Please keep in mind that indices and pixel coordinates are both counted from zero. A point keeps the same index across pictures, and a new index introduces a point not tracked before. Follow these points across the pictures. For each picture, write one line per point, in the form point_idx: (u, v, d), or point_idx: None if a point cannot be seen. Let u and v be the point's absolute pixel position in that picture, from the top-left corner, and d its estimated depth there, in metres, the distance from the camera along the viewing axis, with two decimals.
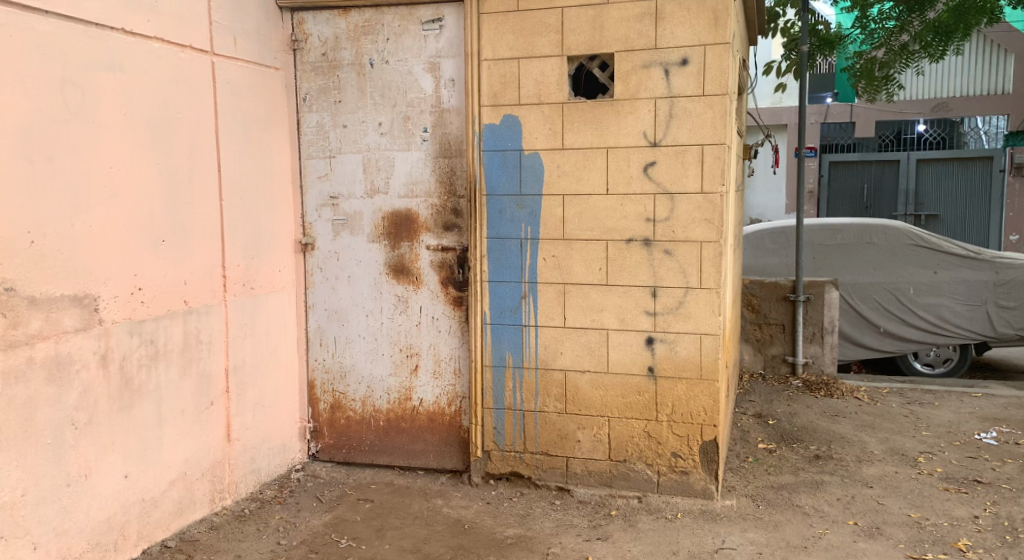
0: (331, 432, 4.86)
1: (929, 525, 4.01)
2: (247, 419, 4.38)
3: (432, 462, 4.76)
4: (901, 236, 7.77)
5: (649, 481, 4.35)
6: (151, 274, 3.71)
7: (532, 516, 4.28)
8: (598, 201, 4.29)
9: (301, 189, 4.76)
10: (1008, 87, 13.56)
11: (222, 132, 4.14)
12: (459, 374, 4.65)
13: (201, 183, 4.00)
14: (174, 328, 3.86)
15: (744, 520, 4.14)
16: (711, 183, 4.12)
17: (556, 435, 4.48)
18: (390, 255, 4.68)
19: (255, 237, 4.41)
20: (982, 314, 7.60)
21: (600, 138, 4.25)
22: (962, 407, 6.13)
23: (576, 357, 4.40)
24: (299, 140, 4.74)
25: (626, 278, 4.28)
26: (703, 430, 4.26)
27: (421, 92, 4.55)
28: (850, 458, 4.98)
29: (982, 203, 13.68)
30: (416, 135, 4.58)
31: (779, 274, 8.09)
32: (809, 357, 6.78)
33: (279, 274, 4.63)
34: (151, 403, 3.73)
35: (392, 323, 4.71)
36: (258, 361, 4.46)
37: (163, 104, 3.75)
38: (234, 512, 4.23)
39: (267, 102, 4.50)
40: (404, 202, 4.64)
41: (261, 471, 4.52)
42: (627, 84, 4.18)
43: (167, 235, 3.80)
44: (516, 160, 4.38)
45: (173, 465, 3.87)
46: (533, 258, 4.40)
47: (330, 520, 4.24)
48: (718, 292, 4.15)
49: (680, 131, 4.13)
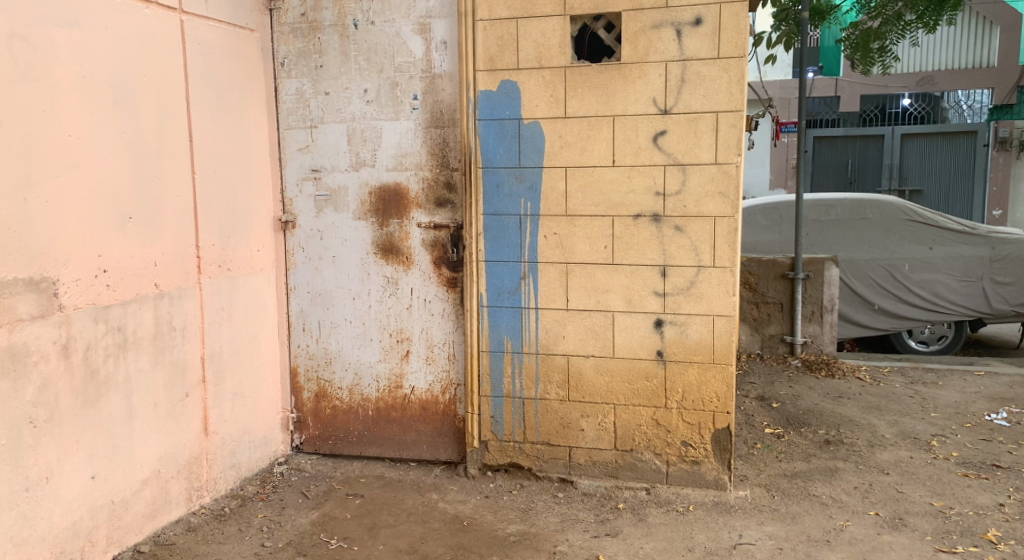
0: (316, 423, 4.55)
1: (955, 515, 3.81)
2: (225, 412, 4.04)
3: (426, 453, 4.47)
4: (897, 212, 7.59)
5: (658, 471, 4.11)
6: (117, 254, 3.35)
7: (534, 511, 4.01)
8: (603, 173, 3.99)
9: (279, 161, 4.40)
10: (993, 60, 13.33)
11: (193, 98, 3.76)
12: (453, 359, 4.35)
13: (171, 155, 3.63)
14: (144, 314, 3.50)
15: (760, 512, 3.91)
16: (726, 154, 3.84)
17: (559, 424, 4.20)
18: (378, 234, 4.35)
19: (231, 213, 4.05)
20: (978, 290, 7.44)
21: (606, 106, 3.94)
22: (967, 386, 5.96)
23: (579, 342, 4.12)
24: (277, 108, 4.37)
25: (633, 257, 4.00)
26: (715, 417, 4.01)
27: (410, 56, 4.20)
28: (862, 442, 4.77)
29: (966, 176, 13.62)
30: (405, 104, 4.24)
31: (773, 251, 7.84)
32: (808, 337, 6.56)
33: (258, 254, 4.28)
34: (119, 396, 3.38)
35: (381, 306, 4.39)
36: (236, 348, 4.12)
37: (127, 65, 3.37)
38: (213, 511, 3.90)
39: (242, 66, 4.12)
40: (392, 175, 4.30)
41: (241, 466, 4.20)
42: (636, 46, 3.87)
43: (134, 212, 3.44)
44: (514, 130, 4.06)
45: (145, 463, 3.53)
46: (533, 235, 4.10)
47: (317, 518, 3.94)
48: (732, 272, 3.89)
49: (693, 98, 3.84)
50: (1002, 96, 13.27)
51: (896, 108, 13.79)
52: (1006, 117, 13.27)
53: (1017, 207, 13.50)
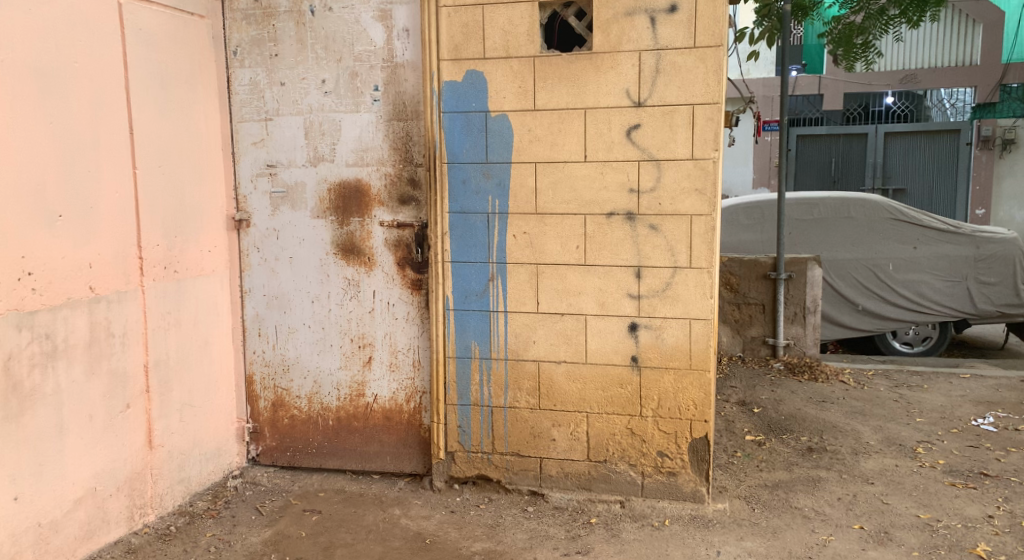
0: (274, 433, 4.30)
1: (942, 528, 3.62)
2: (172, 423, 3.79)
3: (389, 465, 4.23)
4: (880, 210, 7.41)
5: (633, 483, 3.89)
6: (44, 255, 3.10)
7: (502, 526, 3.79)
8: (575, 169, 3.77)
9: (232, 156, 4.15)
10: (976, 58, 13.17)
11: (134, 88, 3.51)
12: (418, 366, 4.12)
13: (107, 149, 3.39)
14: (76, 320, 3.26)
15: (740, 526, 3.70)
16: (703, 148, 3.63)
17: (529, 433, 3.98)
18: (338, 233, 4.10)
19: (179, 211, 3.81)
20: (963, 290, 7.29)
21: (577, 97, 3.72)
22: (953, 390, 5.79)
23: (550, 347, 3.90)
24: (230, 99, 4.12)
25: (606, 257, 3.78)
26: (692, 426, 3.81)
27: (370, 44, 3.97)
28: (846, 450, 4.58)
29: (949, 174, 13.58)
30: (365, 95, 4.00)
31: (755, 251, 7.66)
32: (791, 339, 6.37)
33: (208, 255, 4.03)
34: (47, 409, 3.14)
35: (341, 309, 4.15)
36: (184, 355, 3.87)
37: (55, 51, 3.13)
38: (157, 531, 3.66)
39: (190, 55, 3.87)
40: (353, 170, 4.06)
41: (192, 480, 3.95)
42: (608, 35, 3.66)
43: (64, 209, 3.19)
44: (480, 123, 3.83)
45: (79, 481, 3.28)
46: (502, 235, 3.88)
47: (270, 537, 3.71)
48: (709, 273, 3.69)
49: (668, 89, 3.63)
50: (985, 94, 13.19)
51: (879, 107, 13.71)
52: (989, 115, 13.21)
53: (1000, 204, 13.47)
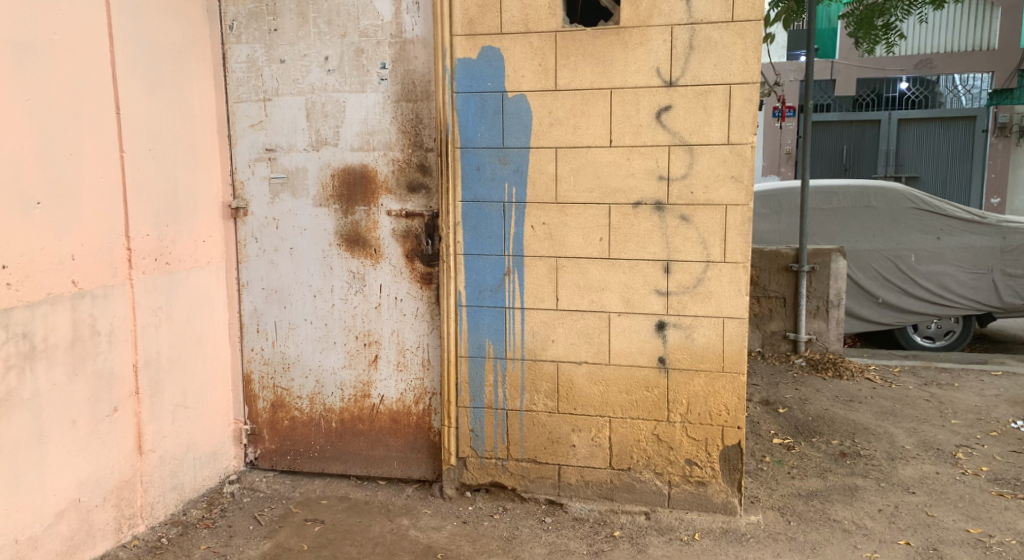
0: (273, 436, 4.03)
1: (996, 545, 3.36)
2: (164, 427, 3.52)
3: (396, 471, 3.97)
4: (902, 199, 7.08)
5: (659, 493, 3.62)
6: (21, 247, 2.82)
7: (519, 539, 3.52)
8: (599, 155, 3.48)
9: (228, 139, 3.86)
10: (994, 42, 12.63)
11: (120, 63, 3.22)
12: (429, 365, 3.84)
13: (91, 129, 3.10)
14: (57, 318, 2.97)
15: (775, 541, 3.43)
16: (740, 132, 3.34)
17: (547, 439, 3.71)
18: (342, 223, 3.82)
19: (172, 199, 3.52)
20: (987, 283, 7.00)
21: (602, 76, 3.43)
22: (986, 389, 5.51)
23: (571, 346, 3.62)
24: (225, 78, 3.82)
25: (632, 250, 3.50)
26: (724, 433, 3.54)
27: (377, 18, 3.67)
28: (881, 455, 4.31)
29: (964, 162, 13.30)
30: (372, 74, 3.70)
31: (772, 241, 7.36)
32: (812, 333, 6.10)
33: (203, 245, 3.75)
34: (25, 415, 2.86)
35: (346, 304, 3.87)
36: (177, 353, 3.60)
37: (31, 21, 2.83)
38: (148, 543, 3.40)
39: (182, 28, 3.57)
40: (358, 155, 3.76)
41: (185, 487, 3.68)
42: (637, 7, 3.36)
43: (44, 196, 2.91)
44: (496, 104, 3.54)
45: (60, 493, 3.01)
46: (518, 225, 3.59)
47: (269, 550, 3.45)
48: (745, 268, 3.40)
49: (703, 68, 3.33)
50: (1004, 80, 12.76)
51: (891, 93, 13.35)
52: (1006, 102, 12.83)
53: (1015, 193, 13.18)
